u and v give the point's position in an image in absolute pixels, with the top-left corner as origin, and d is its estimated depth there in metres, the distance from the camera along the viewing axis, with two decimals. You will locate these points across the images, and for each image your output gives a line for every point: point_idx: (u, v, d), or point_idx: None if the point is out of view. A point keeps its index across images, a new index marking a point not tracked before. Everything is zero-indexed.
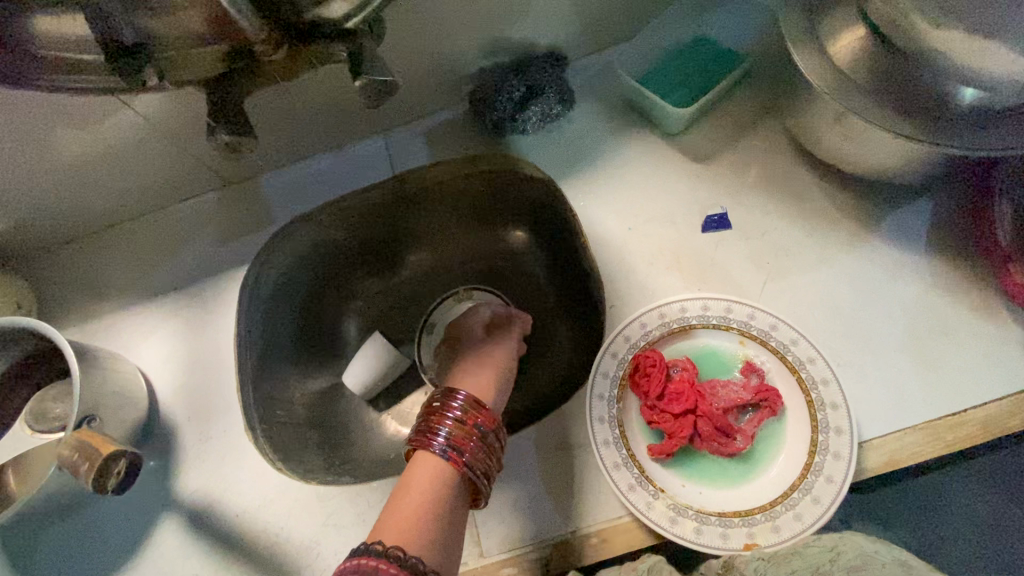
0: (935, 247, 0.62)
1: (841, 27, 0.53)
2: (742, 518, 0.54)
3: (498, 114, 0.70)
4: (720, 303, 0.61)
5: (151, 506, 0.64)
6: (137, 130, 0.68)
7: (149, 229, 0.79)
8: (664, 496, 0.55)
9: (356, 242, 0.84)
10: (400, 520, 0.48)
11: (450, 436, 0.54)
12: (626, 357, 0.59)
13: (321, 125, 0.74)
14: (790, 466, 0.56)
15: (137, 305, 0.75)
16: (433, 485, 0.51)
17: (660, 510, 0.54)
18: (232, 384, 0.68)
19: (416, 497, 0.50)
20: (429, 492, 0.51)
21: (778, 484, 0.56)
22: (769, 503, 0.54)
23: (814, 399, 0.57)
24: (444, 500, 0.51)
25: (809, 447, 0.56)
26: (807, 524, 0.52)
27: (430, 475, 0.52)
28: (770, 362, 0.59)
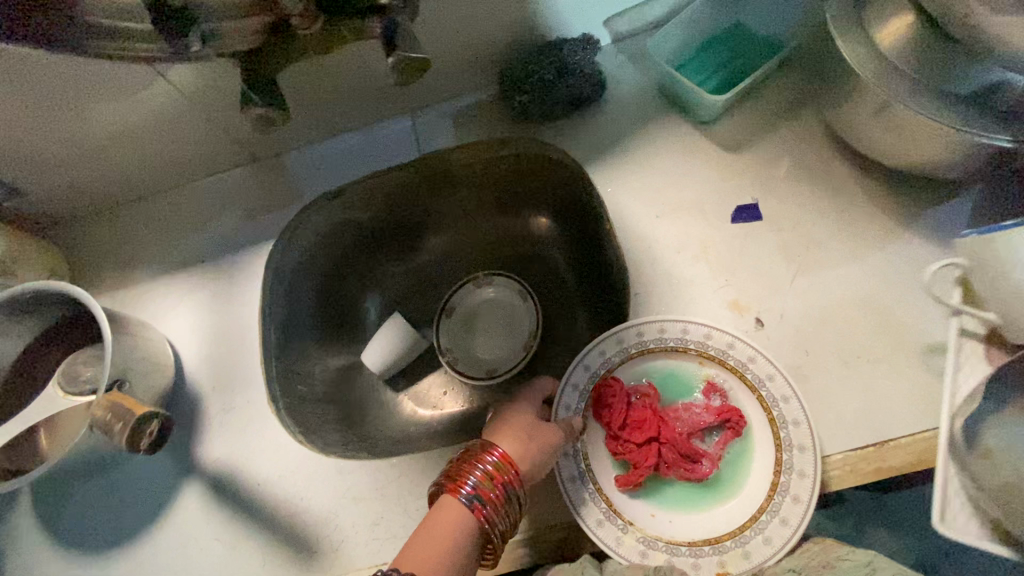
0: None
1: (889, 13, 0.52)
2: (712, 546, 0.54)
3: (524, 98, 0.70)
4: (679, 325, 0.60)
5: (175, 471, 0.65)
6: (169, 101, 0.68)
7: (176, 202, 0.80)
8: (632, 530, 0.55)
9: (378, 224, 0.85)
10: (420, 559, 0.45)
11: (477, 488, 0.49)
12: (585, 388, 0.60)
13: (350, 103, 0.74)
14: (757, 485, 0.56)
15: (164, 276, 0.76)
16: (456, 527, 0.47)
17: (631, 545, 0.54)
18: (255, 354, 0.69)
19: (439, 540, 0.46)
20: (450, 532, 0.47)
21: (749, 504, 0.55)
22: (738, 527, 0.54)
23: (775, 416, 0.56)
24: (465, 551, 0.47)
25: (773, 465, 0.55)
26: (777, 547, 0.52)
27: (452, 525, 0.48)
28: (731, 381, 0.59)
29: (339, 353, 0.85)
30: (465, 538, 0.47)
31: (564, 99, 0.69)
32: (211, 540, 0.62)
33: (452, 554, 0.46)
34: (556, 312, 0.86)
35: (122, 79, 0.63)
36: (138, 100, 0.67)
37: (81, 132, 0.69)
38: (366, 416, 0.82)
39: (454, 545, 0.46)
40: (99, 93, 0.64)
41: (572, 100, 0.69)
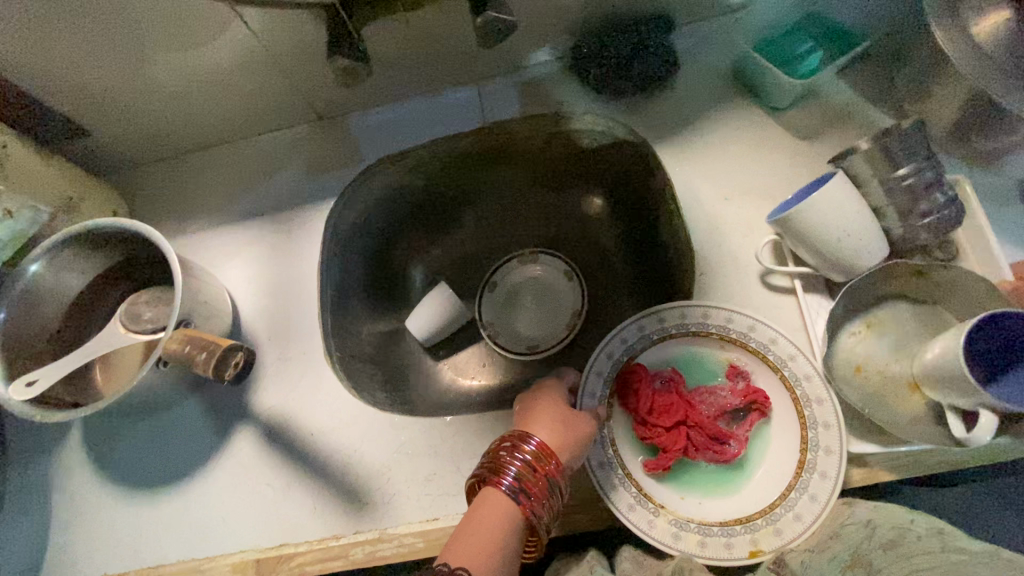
0: None
1: (988, 4, 0.51)
2: (744, 524, 0.51)
3: (598, 75, 0.72)
4: (707, 312, 0.59)
5: (229, 416, 0.66)
6: (242, 50, 0.69)
7: (238, 154, 0.81)
8: (665, 512, 0.52)
9: (431, 193, 0.85)
10: (468, 552, 0.42)
11: (519, 477, 0.47)
12: (610, 373, 0.58)
13: (420, 66, 0.75)
14: (784, 464, 0.54)
15: (223, 225, 0.77)
16: (500, 520, 0.45)
17: (664, 527, 0.51)
18: (313, 308, 0.70)
19: (485, 532, 0.44)
20: (495, 525, 0.45)
21: (776, 484, 0.53)
22: (769, 505, 0.51)
23: (799, 396, 0.54)
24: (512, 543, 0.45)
25: (799, 444, 0.53)
26: (808, 525, 0.50)
27: (497, 517, 0.45)
28: (754, 364, 0.57)
29: (385, 317, 0.86)
30: (512, 531, 0.45)
31: (637, 78, 0.71)
32: (262, 485, 0.63)
33: (500, 547, 0.43)
34: (603, 293, 0.86)
35: (205, 21, 0.64)
36: (216, 46, 0.67)
37: (157, 73, 0.69)
38: (408, 381, 0.83)
39: (500, 537, 0.44)
40: (180, 34, 0.65)
41: (645, 79, 0.71)
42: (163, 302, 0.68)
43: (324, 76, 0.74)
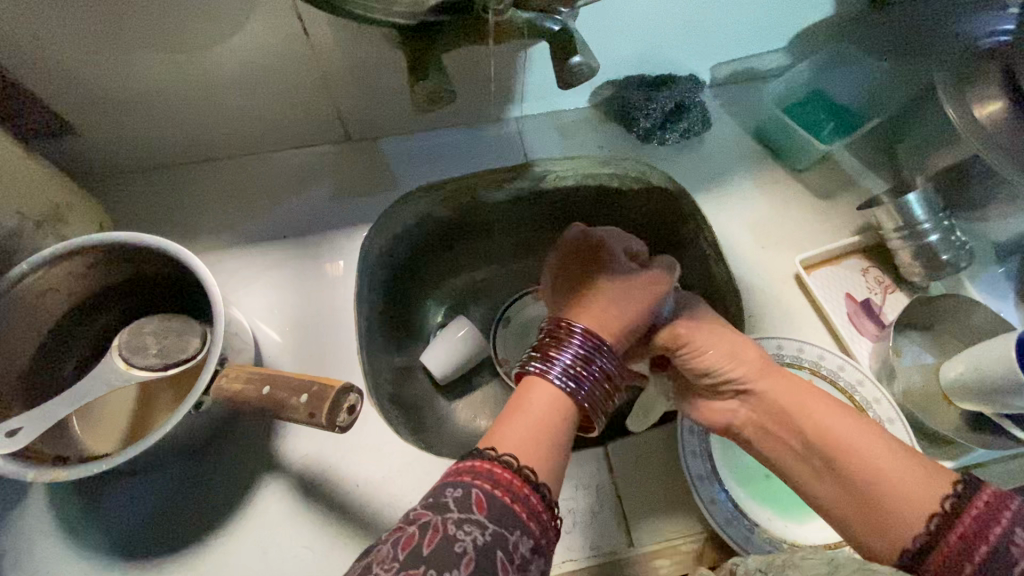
0: None
1: (987, 95, 0.62)
2: (834, 549, 0.52)
3: (648, 124, 0.75)
4: (793, 342, 0.61)
5: (251, 465, 0.57)
6: (281, 60, 0.63)
7: (251, 171, 0.73)
8: (761, 530, 0.52)
9: (457, 226, 0.81)
10: (528, 442, 0.44)
11: (571, 368, 0.49)
12: None
13: (464, 97, 0.73)
14: None
15: (236, 248, 0.69)
16: (555, 415, 0.47)
17: (759, 544, 0.51)
18: (350, 343, 0.64)
19: (537, 421, 0.46)
20: (551, 419, 0.47)
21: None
22: None
23: (881, 435, 0.56)
24: (564, 435, 0.47)
25: None
26: None
27: (547, 407, 0.47)
28: (838, 403, 0.59)
29: (401, 353, 0.79)
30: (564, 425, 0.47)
31: (679, 130, 0.75)
32: (297, 546, 0.54)
33: (557, 436, 0.46)
34: None
35: (224, 15, 0.57)
36: (232, 46, 0.60)
37: (156, 71, 0.61)
38: (427, 423, 0.77)
39: (555, 432, 0.46)
40: (189, 31, 0.57)
41: (685, 132, 0.75)
42: (174, 332, 0.57)
43: (365, 95, 0.70)
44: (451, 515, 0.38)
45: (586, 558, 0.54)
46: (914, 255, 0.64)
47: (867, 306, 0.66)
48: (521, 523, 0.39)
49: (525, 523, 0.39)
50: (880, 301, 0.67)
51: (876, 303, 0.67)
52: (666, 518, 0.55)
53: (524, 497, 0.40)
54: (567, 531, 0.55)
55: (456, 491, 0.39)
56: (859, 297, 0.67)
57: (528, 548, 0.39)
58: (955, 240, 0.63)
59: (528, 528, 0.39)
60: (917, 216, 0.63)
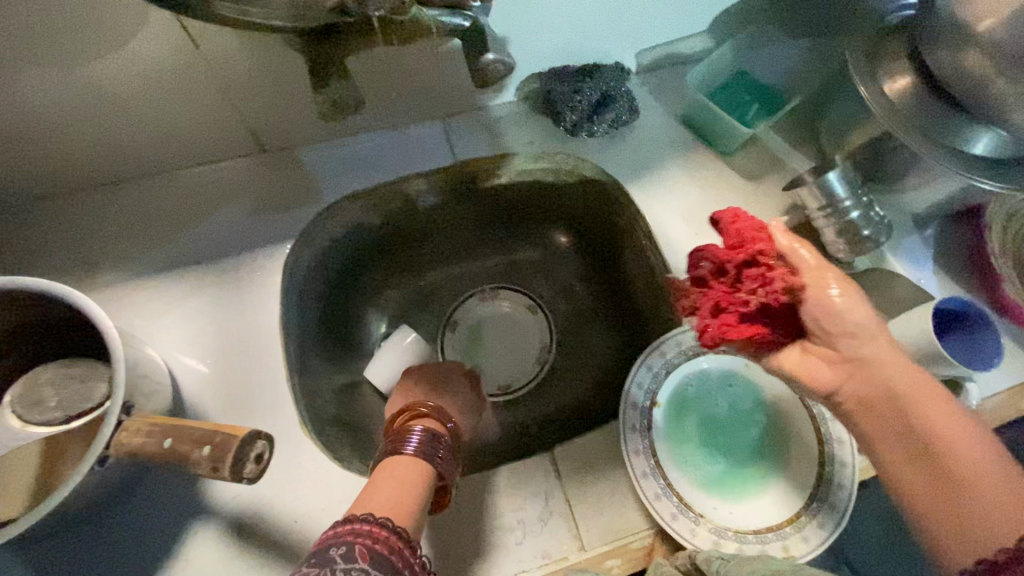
0: (952, 266, 0.71)
1: (896, 71, 0.63)
2: (776, 532, 0.52)
3: (575, 116, 0.72)
4: None
5: (178, 513, 0.53)
6: (170, 74, 0.57)
7: (156, 193, 0.68)
8: (705, 521, 0.52)
9: (390, 232, 0.78)
10: (386, 497, 0.46)
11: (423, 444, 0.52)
12: (651, 386, 0.58)
13: (383, 99, 0.69)
14: (804, 474, 0.56)
15: (145, 278, 0.64)
16: (410, 484, 0.48)
17: (704, 535, 0.52)
18: (278, 370, 0.60)
19: (392, 491, 0.46)
20: (407, 488, 0.48)
21: (798, 492, 0.55)
22: (794, 514, 0.53)
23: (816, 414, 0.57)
24: (421, 493, 0.48)
25: (816, 458, 0.55)
26: (831, 532, 0.52)
27: (404, 479, 0.48)
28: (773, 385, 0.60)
29: (342, 370, 0.76)
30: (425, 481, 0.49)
31: (607, 122, 0.73)
32: None
33: (414, 501, 0.47)
34: (567, 327, 0.86)
35: (96, 30, 0.51)
36: (111, 63, 0.54)
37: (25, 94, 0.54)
38: (375, 440, 0.74)
39: (414, 498, 0.47)
40: (58, 50, 0.51)
41: (613, 122, 0.73)
42: (73, 381, 0.55)
43: (272, 104, 0.65)
44: (339, 566, 0.38)
45: (538, 566, 0.54)
46: (839, 233, 0.65)
47: None
48: (399, 571, 0.40)
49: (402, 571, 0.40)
50: None
51: None
52: (615, 519, 0.55)
53: (385, 536, 0.41)
54: (518, 542, 0.54)
55: (339, 548, 0.39)
56: None
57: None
58: (874, 216, 0.65)
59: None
60: (838, 194, 0.64)
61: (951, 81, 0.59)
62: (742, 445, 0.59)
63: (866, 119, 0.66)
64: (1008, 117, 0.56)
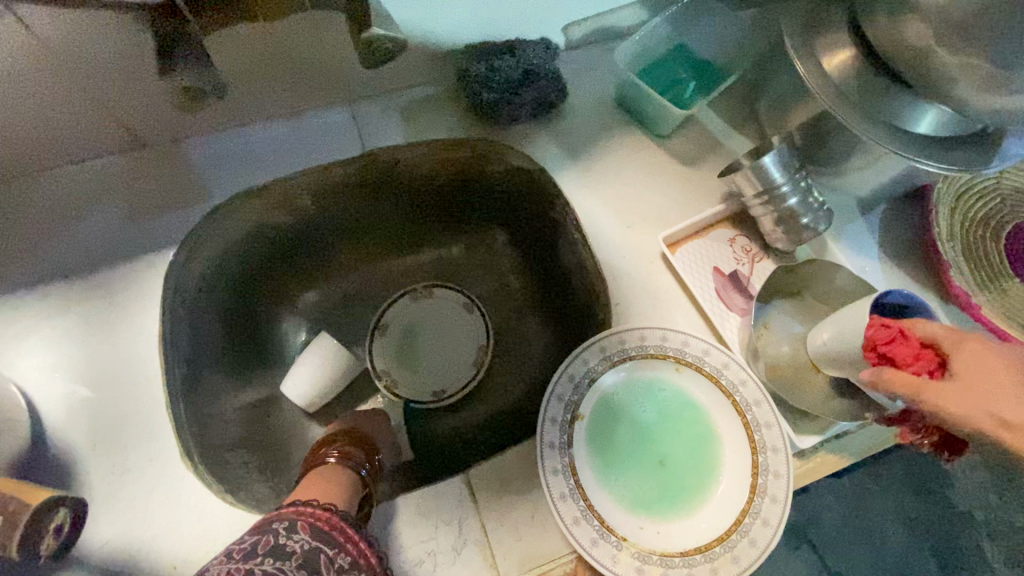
0: (898, 251, 0.67)
1: (834, 45, 0.58)
2: (704, 553, 0.48)
3: (494, 97, 0.65)
4: (656, 331, 0.55)
5: (39, 566, 0.47)
6: (1, 65, 0.49)
7: (12, 201, 0.59)
8: (628, 545, 0.48)
9: (300, 232, 0.71)
10: (320, 488, 0.47)
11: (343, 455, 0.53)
12: (572, 398, 0.53)
13: (276, 86, 0.62)
14: (736, 486, 0.52)
15: (3, 298, 0.56)
16: (336, 483, 0.48)
17: (626, 561, 0.48)
18: (158, 397, 0.53)
19: (316, 486, 0.47)
20: (332, 483, 0.48)
21: (729, 508, 0.51)
22: (725, 532, 0.49)
23: (750, 420, 0.53)
24: (347, 490, 0.48)
25: (749, 468, 0.52)
26: (762, 550, 0.48)
27: (326, 479, 0.49)
28: (705, 389, 0.55)
29: (253, 386, 0.70)
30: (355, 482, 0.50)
31: (529, 103, 0.66)
32: None
33: (343, 491, 0.47)
34: (504, 326, 0.80)
35: None
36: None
37: None
38: (292, 460, 0.68)
39: (343, 489, 0.47)
40: None
41: (535, 104, 0.67)
42: None
43: (140, 96, 0.57)
44: (281, 530, 0.39)
45: None
46: (777, 222, 0.61)
47: (735, 279, 0.63)
48: (338, 542, 0.41)
49: (342, 542, 0.41)
50: (747, 271, 0.64)
51: (744, 273, 0.63)
52: (535, 545, 0.50)
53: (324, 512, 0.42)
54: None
55: (280, 521, 0.40)
56: (727, 269, 0.63)
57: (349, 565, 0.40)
58: (813, 202, 0.60)
59: (344, 548, 0.41)
60: (776, 180, 0.59)
61: (893, 55, 0.54)
62: (679, 455, 0.55)
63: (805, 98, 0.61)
64: (950, 93, 0.51)
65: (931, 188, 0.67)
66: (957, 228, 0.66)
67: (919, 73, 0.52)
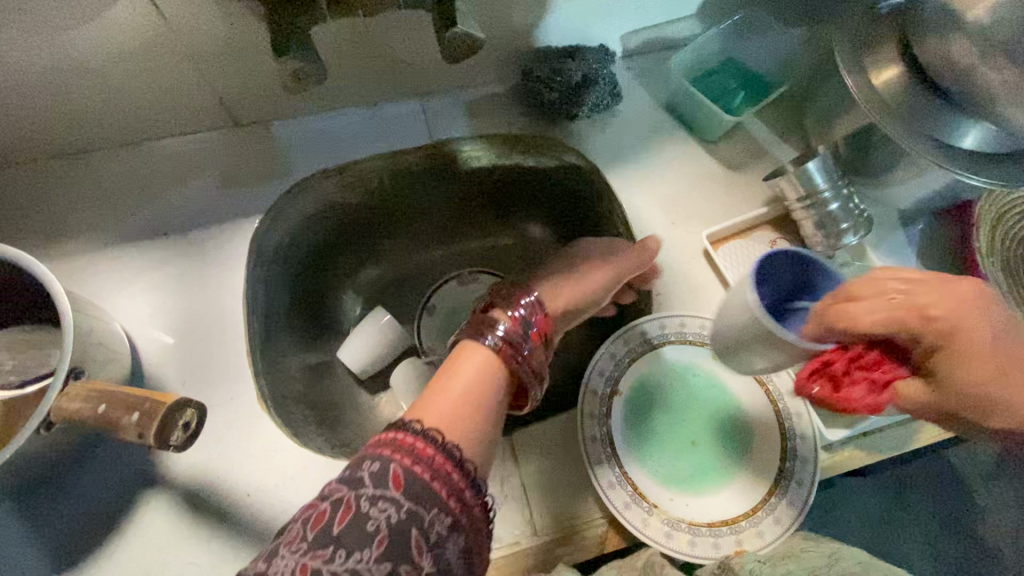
0: (936, 264, 0.69)
1: (883, 62, 0.61)
2: (730, 525, 0.52)
3: (556, 96, 0.70)
4: (695, 319, 0.61)
5: (134, 481, 0.54)
6: (133, 44, 0.56)
7: (123, 165, 0.67)
8: (659, 512, 0.52)
9: (365, 213, 0.77)
10: (447, 406, 0.43)
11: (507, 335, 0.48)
12: (613, 374, 0.58)
13: (358, 76, 0.68)
14: (765, 467, 0.55)
15: (112, 249, 0.64)
16: (472, 393, 0.45)
17: (656, 526, 0.52)
18: (240, 345, 0.60)
19: (452, 394, 0.44)
20: (470, 393, 0.44)
21: (756, 488, 0.54)
22: (751, 508, 0.53)
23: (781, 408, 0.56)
24: (481, 407, 0.44)
25: (778, 453, 0.55)
26: (786, 528, 0.52)
27: (474, 375, 0.46)
28: (740, 377, 0.59)
29: (314, 349, 0.76)
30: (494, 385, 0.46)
31: (588, 104, 0.71)
32: (187, 563, 0.52)
33: (474, 413, 0.43)
34: None
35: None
36: (83, 34, 0.54)
37: None
38: (344, 420, 0.74)
39: (477, 409, 0.44)
40: (25, 21, 0.51)
41: (594, 106, 0.71)
42: (31, 346, 0.55)
43: (243, 79, 0.64)
44: (365, 492, 0.37)
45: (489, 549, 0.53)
46: (818, 227, 0.64)
47: None
48: (438, 499, 0.38)
49: (441, 499, 0.38)
50: None
51: None
52: (571, 507, 0.55)
53: (427, 458, 0.39)
54: None
55: (371, 463, 0.38)
56: None
57: (445, 527, 0.38)
58: (854, 209, 0.63)
59: (443, 503, 0.38)
60: (818, 185, 0.63)
61: (941, 73, 0.56)
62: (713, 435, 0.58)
63: (852, 111, 0.64)
64: (996, 111, 0.54)
65: (973, 205, 0.69)
66: (998, 246, 0.68)
67: (967, 91, 0.55)
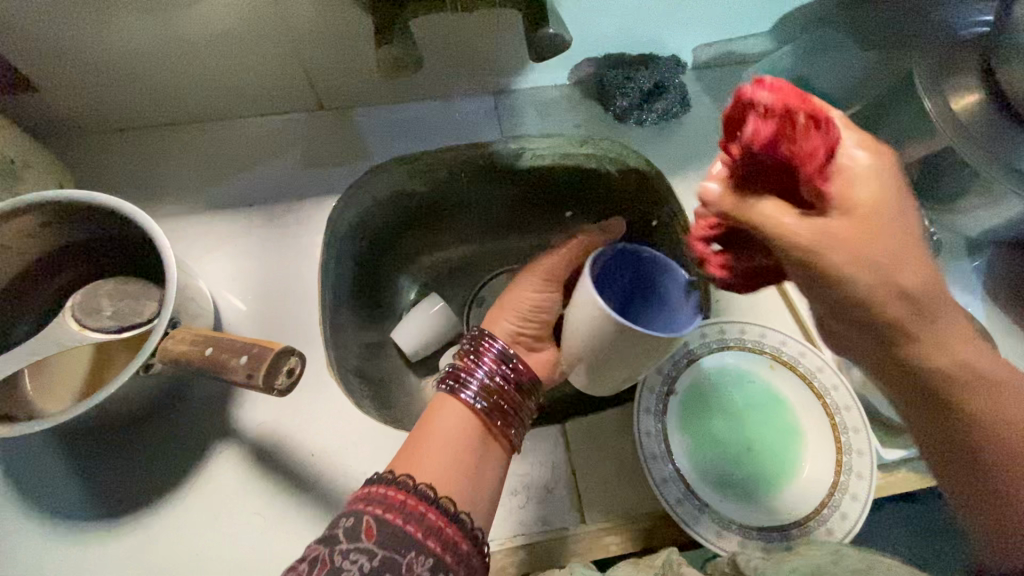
0: (1002, 294, 0.68)
1: (963, 86, 0.61)
2: (781, 531, 0.52)
3: (626, 104, 0.74)
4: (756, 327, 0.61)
5: (207, 432, 0.57)
6: (242, 26, 0.61)
7: (214, 137, 0.72)
8: (711, 511, 0.52)
9: (426, 203, 0.78)
10: (430, 459, 0.46)
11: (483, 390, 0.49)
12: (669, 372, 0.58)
13: (439, 69, 0.72)
14: (818, 478, 0.55)
15: (200, 214, 0.68)
16: (456, 442, 0.47)
17: (708, 524, 0.52)
18: (312, 314, 0.63)
19: (433, 446, 0.47)
20: (453, 440, 0.47)
21: (808, 499, 0.54)
22: (803, 517, 0.53)
23: (837, 422, 0.56)
24: (465, 454, 0.47)
25: (833, 466, 0.55)
26: (839, 539, 0.52)
27: (453, 425, 0.48)
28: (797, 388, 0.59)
29: (371, 328, 0.79)
30: (477, 437, 0.48)
31: (655, 114, 0.74)
32: (250, 513, 0.55)
33: (460, 458, 0.46)
34: None
35: None
36: (200, 14, 0.59)
37: (109, 35, 0.59)
38: (394, 398, 0.76)
39: (461, 456, 0.46)
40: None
41: (661, 114, 0.74)
42: (130, 295, 0.58)
43: (332, 64, 0.68)
44: (339, 546, 0.40)
45: (537, 531, 0.55)
46: None
47: None
48: (416, 541, 0.40)
49: (421, 541, 0.41)
50: None
51: None
52: (619, 499, 0.56)
53: (400, 505, 0.42)
54: (520, 506, 0.55)
55: (348, 519, 0.42)
56: None
57: (428, 567, 0.40)
58: None
59: (424, 546, 0.41)
60: None
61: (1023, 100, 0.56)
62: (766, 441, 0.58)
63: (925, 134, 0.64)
64: None
65: None
66: None
67: None
